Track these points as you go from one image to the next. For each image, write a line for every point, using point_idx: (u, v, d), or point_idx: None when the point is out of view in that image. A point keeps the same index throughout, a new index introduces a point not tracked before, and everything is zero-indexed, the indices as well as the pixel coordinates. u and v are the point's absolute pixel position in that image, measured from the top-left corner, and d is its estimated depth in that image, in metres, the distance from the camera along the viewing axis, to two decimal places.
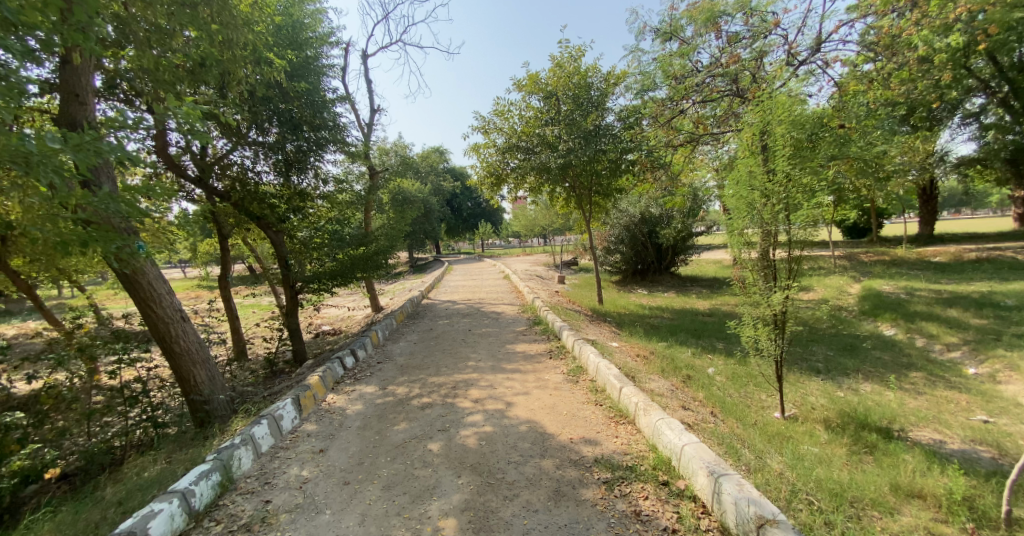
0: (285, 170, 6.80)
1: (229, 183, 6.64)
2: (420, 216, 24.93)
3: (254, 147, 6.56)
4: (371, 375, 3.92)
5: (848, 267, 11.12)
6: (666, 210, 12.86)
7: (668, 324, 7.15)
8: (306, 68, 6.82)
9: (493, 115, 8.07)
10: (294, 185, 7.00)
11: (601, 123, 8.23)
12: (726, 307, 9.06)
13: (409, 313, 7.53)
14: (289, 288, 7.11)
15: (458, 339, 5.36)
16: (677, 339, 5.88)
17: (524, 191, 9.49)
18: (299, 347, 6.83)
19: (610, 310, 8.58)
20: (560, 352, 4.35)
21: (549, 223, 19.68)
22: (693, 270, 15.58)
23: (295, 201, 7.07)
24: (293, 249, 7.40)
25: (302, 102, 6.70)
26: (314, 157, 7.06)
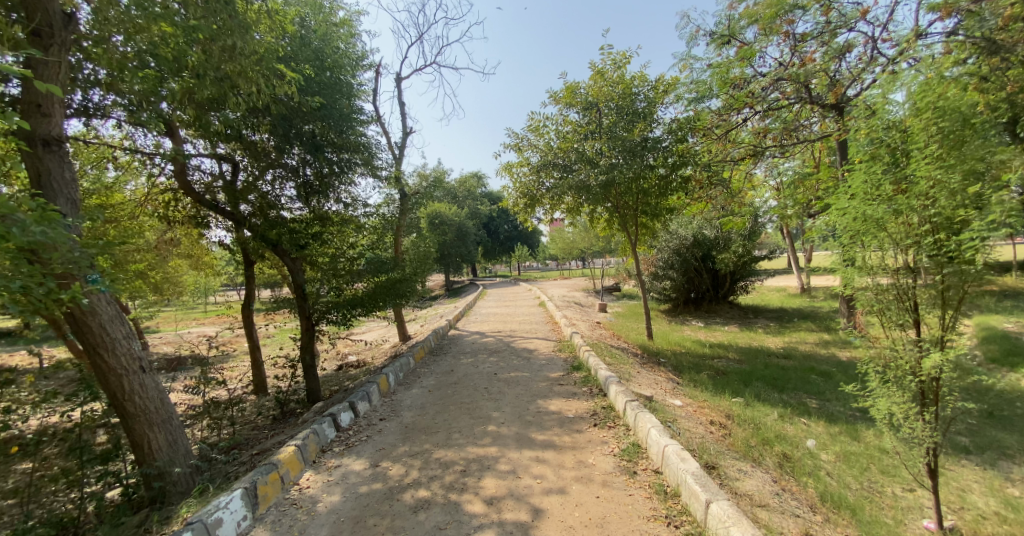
0: (306, 193, 6.38)
1: (250, 208, 6.13)
2: (456, 240, 24.63)
3: (276, 171, 6.20)
4: (365, 445, 3.12)
5: None
6: (721, 232, 11.56)
7: (736, 371, 5.92)
8: (334, 88, 6.46)
9: (527, 131, 7.42)
10: (315, 208, 6.54)
11: (649, 135, 7.28)
12: (804, 347, 7.62)
13: (433, 348, 6.79)
14: (305, 320, 6.57)
15: (480, 387, 4.49)
16: (754, 394, 4.69)
17: (561, 212, 8.72)
18: (312, 386, 6.23)
19: (663, 348, 7.41)
20: (606, 416, 3.37)
21: (589, 246, 18.68)
22: (753, 299, 13.94)
23: (317, 226, 6.61)
24: (311, 276, 6.85)
25: (325, 122, 6.30)
26: (336, 181, 6.65)
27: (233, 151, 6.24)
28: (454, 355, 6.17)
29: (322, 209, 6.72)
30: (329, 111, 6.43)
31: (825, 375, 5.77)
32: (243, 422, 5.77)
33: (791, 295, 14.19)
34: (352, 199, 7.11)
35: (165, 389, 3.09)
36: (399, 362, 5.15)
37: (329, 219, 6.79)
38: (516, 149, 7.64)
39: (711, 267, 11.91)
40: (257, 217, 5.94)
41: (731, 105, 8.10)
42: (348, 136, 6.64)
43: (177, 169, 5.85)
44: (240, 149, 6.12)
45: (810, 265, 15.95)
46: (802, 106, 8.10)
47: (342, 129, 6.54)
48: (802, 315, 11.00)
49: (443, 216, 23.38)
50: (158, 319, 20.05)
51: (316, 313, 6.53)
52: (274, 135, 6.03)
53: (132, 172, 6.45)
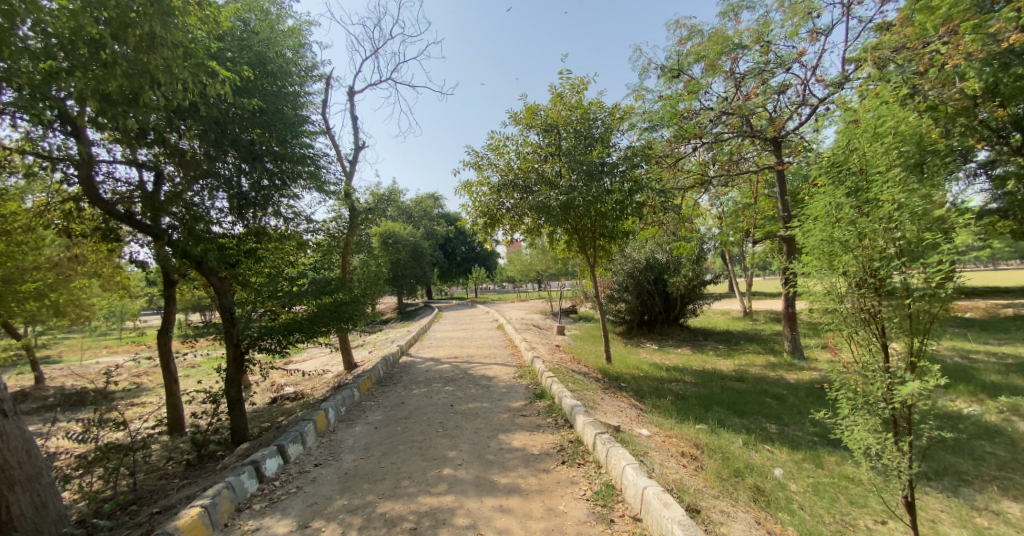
0: (240, 204, 5.71)
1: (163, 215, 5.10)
2: (410, 260, 23.84)
3: (205, 179, 5.45)
4: (292, 501, 2.60)
5: None
6: (673, 257, 11.96)
7: (696, 395, 5.89)
8: (283, 98, 6.06)
9: (486, 150, 7.29)
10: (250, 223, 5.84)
11: (607, 159, 7.37)
12: (755, 370, 7.85)
13: (382, 376, 6.23)
14: (232, 348, 5.65)
15: (435, 421, 4.07)
16: (717, 420, 4.62)
17: (519, 234, 8.58)
18: (240, 423, 5.47)
19: (622, 373, 7.31)
20: (575, 452, 3.09)
21: (545, 269, 18.74)
22: (701, 322, 14.45)
23: (251, 241, 5.90)
24: (242, 298, 6.08)
25: (263, 129, 5.84)
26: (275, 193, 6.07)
27: (157, 158, 5.51)
28: (406, 385, 5.67)
29: (258, 223, 6.03)
30: (271, 118, 5.91)
31: (778, 397, 5.88)
32: (150, 470, 4.88)
33: (736, 318, 14.89)
34: (293, 213, 6.52)
35: (35, 438, 2.49)
36: (342, 394, 4.60)
37: (265, 234, 6.13)
38: (475, 168, 7.45)
39: (664, 291, 12.23)
40: (176, 225, 5.05)
41: (681, 135, 8.48)
42: (293, 148, 6.22)
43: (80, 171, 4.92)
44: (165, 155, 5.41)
45: (751, 290, 16.92)
46: (744, 139, 8.64)
47: (286, 140, 6.10)
48: (747, 337, 11.48)
49: (397, 236, 22.78)
50: (58, 345, 17.39)
51: (245, 341, 5.68)
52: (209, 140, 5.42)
53: (35, 183, 5.61)
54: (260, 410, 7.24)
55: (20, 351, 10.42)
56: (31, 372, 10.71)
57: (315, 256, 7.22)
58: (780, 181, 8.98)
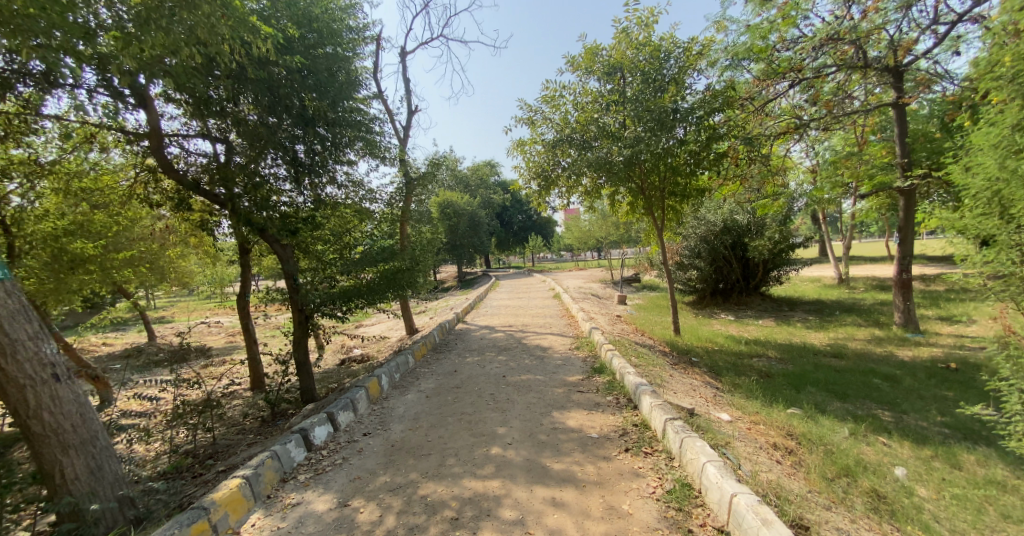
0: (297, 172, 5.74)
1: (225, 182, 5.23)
2: (469, 230, 24.02)
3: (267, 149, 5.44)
4: (336, 478, 2.47)
5: None
6: (754, 218, 10.64)
7: (783, 373, 5.14)
8: (336, 61, 5.90)
9: (540, 103, 6.70)
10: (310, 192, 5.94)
11: (681, 104, 6.42)
12: (856, 345, 6.79)
13: (438, 343, 6.20)
14: (298, 313, 5.85)
15: (486, 392, 3.85)
16: (813, 404, 3.93)
17: (577, 196, 8.01)
18: (307, 385, 5.70)
19: (693, 346, 6.66)
20: (641, 438, 2.68)
21: (606, 235, 17.86)
22: (786, 290, 12.95)
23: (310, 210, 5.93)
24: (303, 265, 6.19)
25: (314, 94, 5.69)
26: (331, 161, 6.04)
27: (223, 128, 5.62)
28: (460, 353, 5.55)
29: (316, 191, 6.07)
30: (324, 82, 5.77)
31: (890, 378, 4.95)
32: (232, 425, 5.29)
33: (828, 286, 13.16)
34: (348, 180, 6.50)
35: (89, 401, 2.46)
36: (396, 360, 4.55)
37: (321, 202, 6.16)
38: (528, 124, 6.90)
39: (741, 256, 11.00)
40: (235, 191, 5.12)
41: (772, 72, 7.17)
42: (346, 113, 6.10)
43: (154, 140, 5.14)
44: (229, 125, 5.50)
45: (848, 254, 14.80)
46: (854, 71, 7.13)
47: (338, 105, 5.98)
48: (843, 307, 10.06)
49: (456, 207, 23.03)
50: (173, 309, 20.00)
51: (309, 307, 5.82)
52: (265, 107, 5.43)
53: (122, 160, 6.04)
54: (329, 372, 7.64)
55: (140, 313, 12.00)
56: (150, 332, 12.33)
57: (373, 224, 7.23)
58: (900, 121, 7.40)
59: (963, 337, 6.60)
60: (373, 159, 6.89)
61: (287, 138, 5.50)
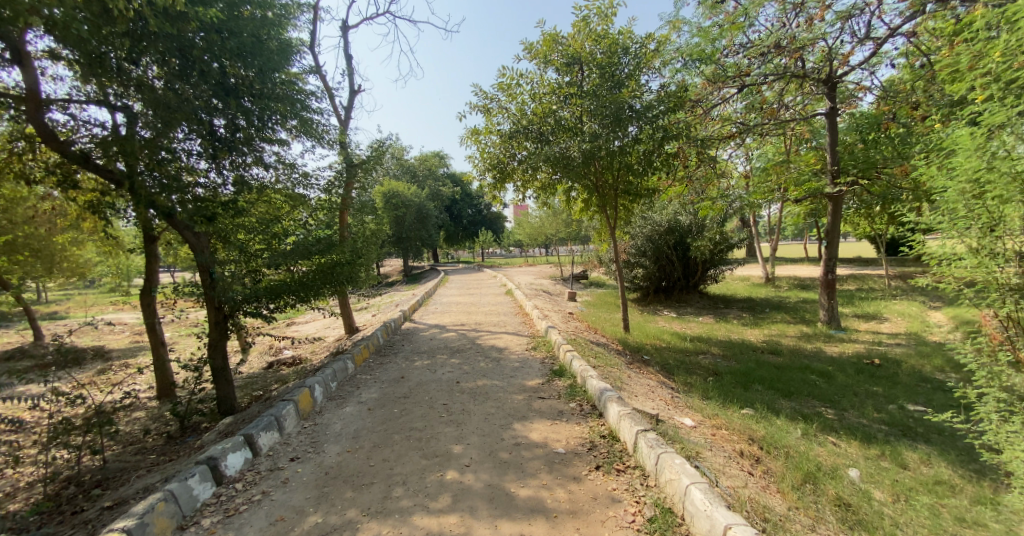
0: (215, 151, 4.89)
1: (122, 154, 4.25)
2: (415, 222, 23.12)
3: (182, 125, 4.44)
4: (247, 524, 1.97)
5: (927, 306, 9.24)
6: (697, 218, 11.09)
7: (731, 370, 5.27)
8: (266, 24, 5.14)
9: (496, 90, 6.36)
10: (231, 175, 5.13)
11: (638, 102, 6.37)
12: (788, 341, 7.24)
13: (382, 344, 5.69)
14: (214, 312, 4.99)
15: (437, 402, 3.46)
16: (764, 404, 4.00)
17: (532, 191, 7.78)
18: (226, 393, 4.96)
19: (644, 343, 6.73)
20: (612, 453, 2.46)
21: (555, 232, 17.95)
22: (721, 289, 13.75)
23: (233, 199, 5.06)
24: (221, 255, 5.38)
25: (239, 62, 4.86)
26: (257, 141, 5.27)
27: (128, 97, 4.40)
28: (406, 355, 5.11)
29: (238, 174, 5.25)
30: (249, 48, 4.94)
31: (823, 374, 5.26)
32: (126, 444, 4.42)
33: (757, 284, 14.17)
34: (278, 162, 5.75)
35: None
36: (332, 367, 4.03)
37: (245, 186, 5.37)
38: (483, 112, 6.53)
39: (684, 255, 11.44)
40: (135, 167, 4.19)
41: (721, 77, 7.37)
42: (276, 86, 5.37)
43: (30, 105, 3.98)
44: (134, 93, 4.35)
45: (774, 255, 16.06)
46: (794, 81, 7.54)
47: (267, 76, 5.24)
48: (772, 305, 10.82)
49: (402, 197, 22.15)
50: (65, 303, 17.31)
51: (227, 306, 5.01)
52: (176, 70, 4.55)
53: None
54: (254, 377, 6.81)
55: (17, 310, 10.11)
56: (31, 332, 10.45)
57: (307, 212, 6.50)
58: (832, 129, 8.13)
59: (876, 335, 7.25)
60: (308, 139, 6.17)
61: (203, 109, 4.66)
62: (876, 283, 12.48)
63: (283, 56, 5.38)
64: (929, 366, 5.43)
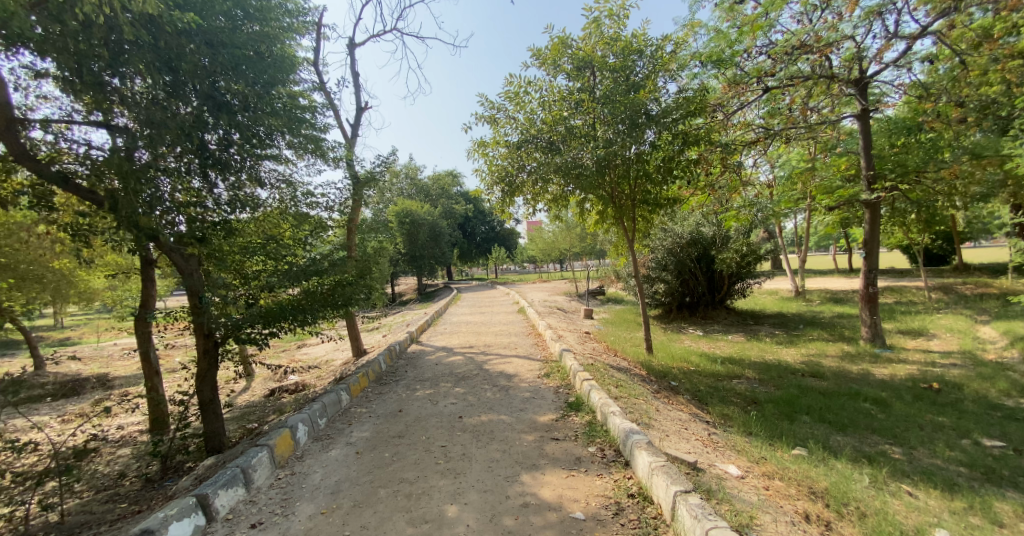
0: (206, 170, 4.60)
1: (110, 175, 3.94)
2: (428, 240, 22.97)
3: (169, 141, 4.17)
4: None
5: (984, 320, 8.39)
6: (719, 229, 10.52)
7: (771, 398, 4.66)
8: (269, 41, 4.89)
9: (503, 100, 6.06)
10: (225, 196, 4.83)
11: (654, 106, 5.95)
12: (830, 361, 6.57)
13: (384, 372, 5.28)
14: (204, 340, 4.67)
15: (436, 444, 3.01)
16: (817, 441, 3.42)
17: (543, 204, 7.40)
18: (214, 428, 4.64)
19: (669, 366, 6.16)
20: (643, 521, 1.96)
21: (569, 247, 17.48)
22: (747, 304, 12.98)
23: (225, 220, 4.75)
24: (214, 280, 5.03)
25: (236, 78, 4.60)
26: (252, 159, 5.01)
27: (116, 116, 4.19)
28: (407, 384, 4.67)
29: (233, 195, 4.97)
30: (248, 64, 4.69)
31: (877, 401, 4.57)
32: (102, 489, 4.08)
33: (786, 298, 13.35)
34: (278, 182, 5.48)
35: None
36: (323, 400, 3.65)
37: (243, 205, 5.13)
38: (490, 123, 6.22)
39: (708, 269, 10.86)
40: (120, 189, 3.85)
41: (742, 79, 6.94)
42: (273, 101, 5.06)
43: None
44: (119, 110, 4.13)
45: (803, 267, 15.23)
46: (824, 81, 7.04)
47: (263, 91, 4.94)
48: (805, 321, 10.05)
49: (414, 216, 22.20)
50: (83, 328, 17.47)
51: (218, 333, 4.68)
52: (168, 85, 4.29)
53: None
54: (253, 407, 6.47)
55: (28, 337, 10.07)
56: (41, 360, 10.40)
57: (311, 234, 6.23)
58: (865, 131, 7.56)
59: (931, 353, 6.53)
60: (313, 157, 6.04)
61: (196, 126, 4.38)
62: (918, 296, 11.55)
63: (281, 70, 5.07)
64: (999, 391, 4.68)
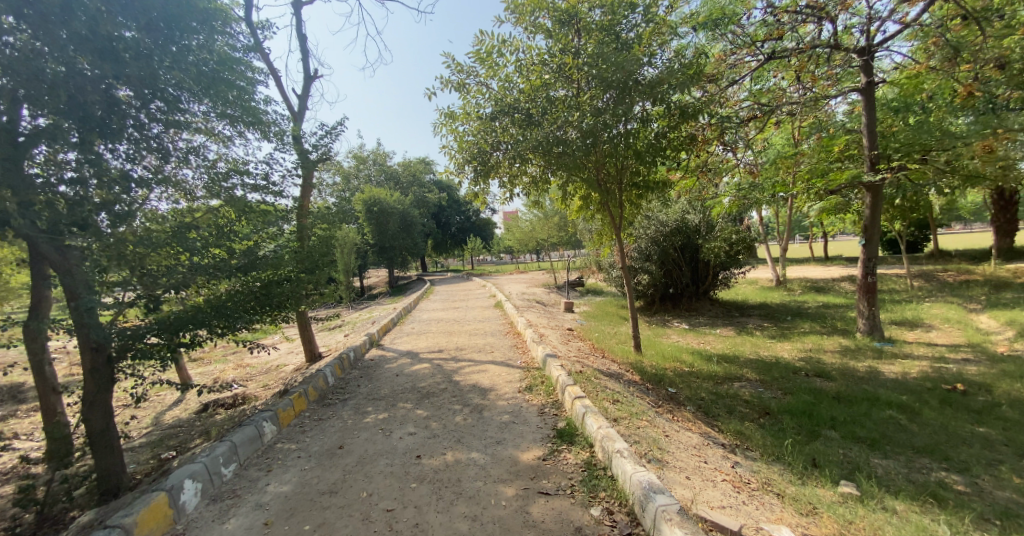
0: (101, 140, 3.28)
1: None
2: (399, 230, 21.69)
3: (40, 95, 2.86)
4: None
5: (975, 309, 8.17)
6: (705, 216, 9.99)
7: (786, 407, 4.03)
8: None
9: (473, 62, 5.14)
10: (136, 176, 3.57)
11: (646, 72, 5.17)
12: (831, 357, 6.11)
13: (331, 388, 4.36)
14: (88, 356, 3.51)
15: (375, 506, 2.18)
16: (863, 471, 2.77)
17: (520, 187, 6.56)
18: (109, 465, 3.60)
19: (664, 368, 5.52)
20: None
21: (547, 237, 16.78)
22: (731, 294, 12.63)
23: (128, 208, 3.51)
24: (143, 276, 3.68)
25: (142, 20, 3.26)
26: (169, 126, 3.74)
27: None
28: (357, 406, 3.79)
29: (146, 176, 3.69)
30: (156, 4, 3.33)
31: (903, 406, 4.00)
32: None
33: (768, 288, 13.11)
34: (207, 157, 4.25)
35: None
36: (232, 440, 2.79)
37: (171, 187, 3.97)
38: (458, 89, 5.31)
39: (693, 259, 10.36)
40: None
41: (739, 46, 6.26)
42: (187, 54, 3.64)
43: None
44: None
45: (784, 256, 15.04)
46: (825, 50, 6.44)
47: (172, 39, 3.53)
48: (793, 312, 9.68)
49: (383, 205, 21.02)
50: None
51: (113, 346, 3.58)
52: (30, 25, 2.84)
53: None
54: (179, 426, 5.43)
55: None
56: None
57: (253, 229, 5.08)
58: (868, 107, 7.00)
59: (933, 346, 6.14)
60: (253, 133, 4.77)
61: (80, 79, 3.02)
62: (900, 284, 11.43)
63: (204, 16, 3.66)
64: None
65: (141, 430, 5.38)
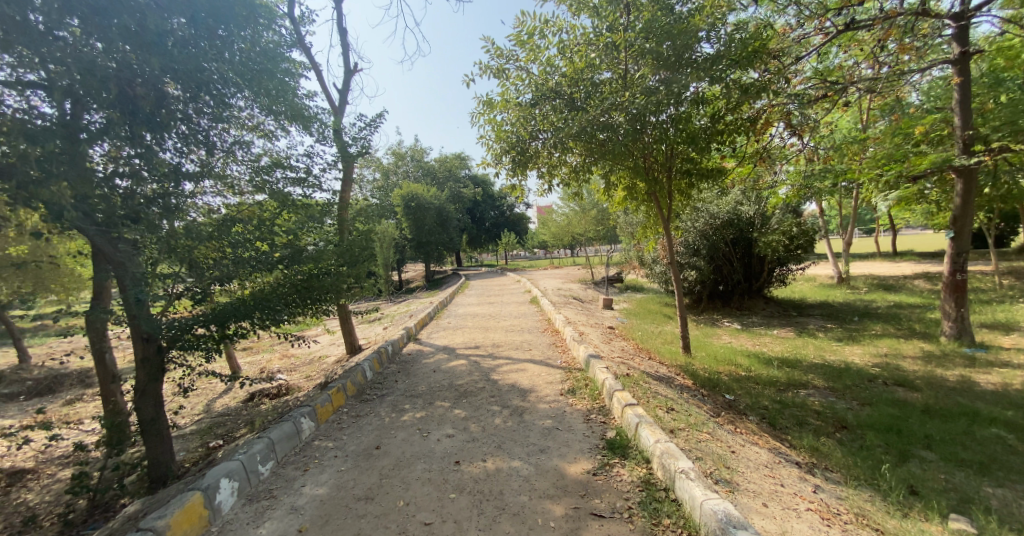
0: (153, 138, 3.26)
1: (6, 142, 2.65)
2: (436, 225, 21.89)
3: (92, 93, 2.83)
4: None
5: None
6: (759, 208, 9.27)
7: (868, 422, 3.55)
8: None
9: (512, 46, 4.89)
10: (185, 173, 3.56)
11: (702, 48, 4.71)
12: (911, 363, 5.44)
13: (369, 383, 4.30)
14: (140, 346, 3.61)
15: (411, 516, 2.02)
16: (979, 504, 2.33)
17: (560, 178, 6.27)
18: (160, 453, 3.73)
19: (717, 372, 5.10)
20: None
21: (585, 231, 16.30)
22: (786, 292, 11.73)
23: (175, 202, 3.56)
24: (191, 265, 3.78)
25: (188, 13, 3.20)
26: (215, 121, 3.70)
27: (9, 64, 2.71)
28: (393, 403, 3.69)
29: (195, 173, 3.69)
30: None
31: (1014, 426, 3.42)
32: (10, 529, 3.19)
33: (828, 286, 12.08)
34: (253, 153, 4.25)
35: None
36: (270, 436, 2.73)
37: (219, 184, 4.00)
38: (496, 76, 5.08)
39: (745, 253, 9.65)
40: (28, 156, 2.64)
41: (805, 18, 5.65)
42: (231, 48, 3.59)
43: None
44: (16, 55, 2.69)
45: (846, 250, 13.82)
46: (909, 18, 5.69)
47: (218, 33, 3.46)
48: (860, 312, 8.82)
49: (419, 200, 21.25)
50: None
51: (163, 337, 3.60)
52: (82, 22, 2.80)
53: None
54: (228, 414, 5.61)
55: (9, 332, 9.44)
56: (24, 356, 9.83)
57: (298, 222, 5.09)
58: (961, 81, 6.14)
59: None
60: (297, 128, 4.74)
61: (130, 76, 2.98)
62: (987, 282, 10.16)
63: (248, 10, 3.59)
64: None
65: (193, 417, 5.60)
